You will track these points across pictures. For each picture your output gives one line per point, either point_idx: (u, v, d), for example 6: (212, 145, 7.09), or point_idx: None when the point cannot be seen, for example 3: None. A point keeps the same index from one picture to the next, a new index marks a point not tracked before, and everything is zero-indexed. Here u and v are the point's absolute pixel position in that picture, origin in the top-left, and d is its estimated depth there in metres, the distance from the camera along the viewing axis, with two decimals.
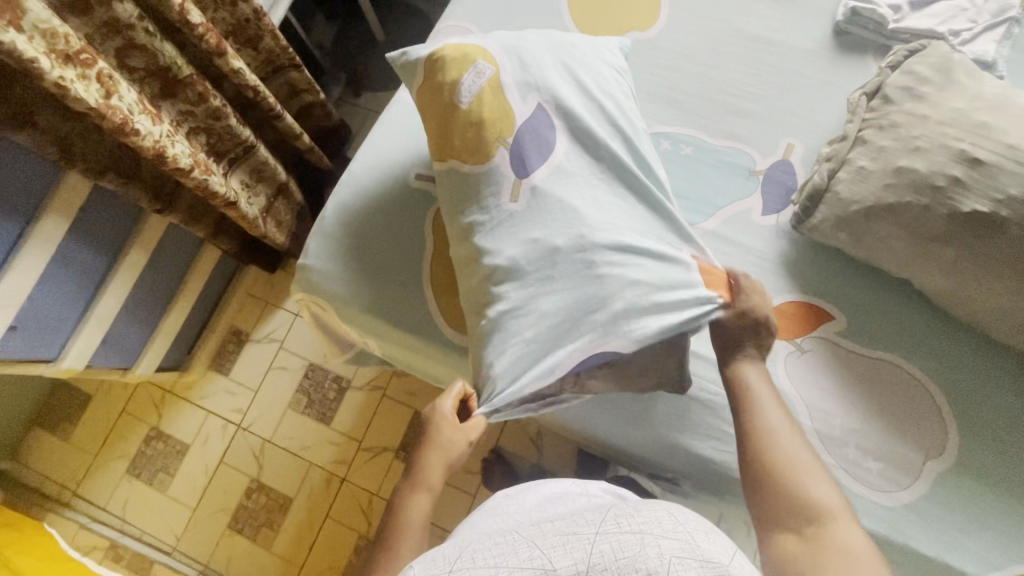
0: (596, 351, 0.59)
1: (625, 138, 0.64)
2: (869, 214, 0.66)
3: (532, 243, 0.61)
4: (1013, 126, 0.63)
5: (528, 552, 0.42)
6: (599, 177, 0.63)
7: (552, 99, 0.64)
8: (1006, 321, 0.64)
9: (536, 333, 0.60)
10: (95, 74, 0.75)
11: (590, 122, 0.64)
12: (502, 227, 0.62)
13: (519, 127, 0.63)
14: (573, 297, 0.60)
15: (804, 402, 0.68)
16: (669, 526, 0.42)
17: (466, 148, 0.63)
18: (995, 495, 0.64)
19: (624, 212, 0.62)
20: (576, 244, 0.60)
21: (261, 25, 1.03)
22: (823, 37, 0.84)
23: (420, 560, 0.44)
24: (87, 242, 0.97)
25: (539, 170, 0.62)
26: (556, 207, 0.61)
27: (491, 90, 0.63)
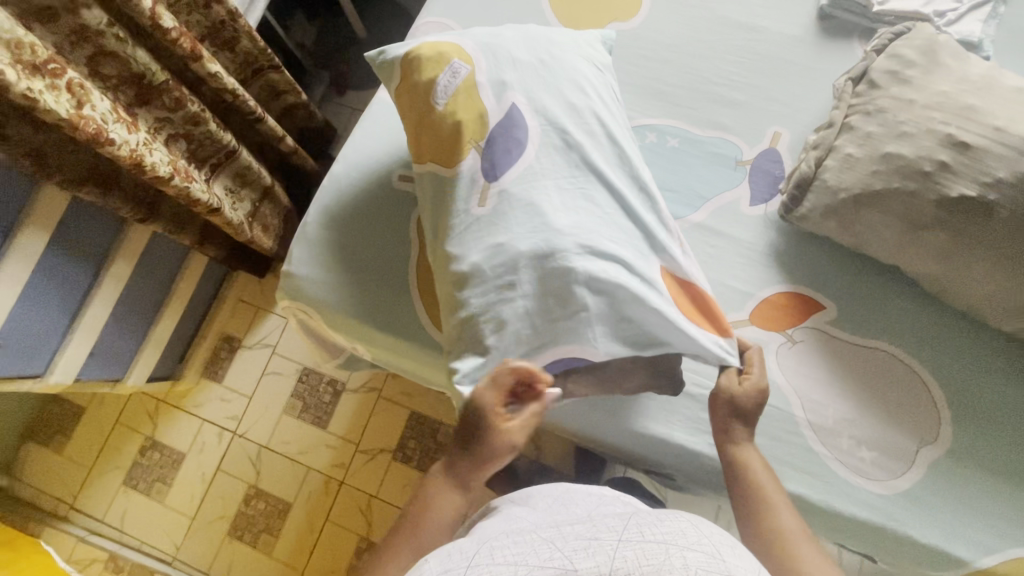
0: (563, 356, 0.60)
1: (595, 138, 0.63)
2: (857, 202, 0.66)
3: (497, 247, 0.59)
4: (1000, 108, 0.62)
5: (548, 553, 0.42)
6: (568, 177, 0.61)
7: (524, 98, 0.63)
8: (996, 306, 0.63)
9: (506, 342, 0.59)
10: (65, 84, 0.73)
11: (559, 121, 0.62)
12: (466, 231, 0.61)
13: (494, 127, 0.62)
14: (540, 304, 0.59)
15: (796, 392, 0.67)
16: (693, 538, 0.41)
17: (442, 151, 0.63)
18: (990, 480, 0.63)
19: (595, 215, 0.60)
20: (541, 248, 0.58)
21: (237, 27, 1.01)
22: (807, 22, 0.83)
23: (437, 553, 0.46)
24: (69, 254, 0.95)
25: (507, 173, 0.61)
26: (521, 211, 0.60)
27: (466, 90, 0.63)
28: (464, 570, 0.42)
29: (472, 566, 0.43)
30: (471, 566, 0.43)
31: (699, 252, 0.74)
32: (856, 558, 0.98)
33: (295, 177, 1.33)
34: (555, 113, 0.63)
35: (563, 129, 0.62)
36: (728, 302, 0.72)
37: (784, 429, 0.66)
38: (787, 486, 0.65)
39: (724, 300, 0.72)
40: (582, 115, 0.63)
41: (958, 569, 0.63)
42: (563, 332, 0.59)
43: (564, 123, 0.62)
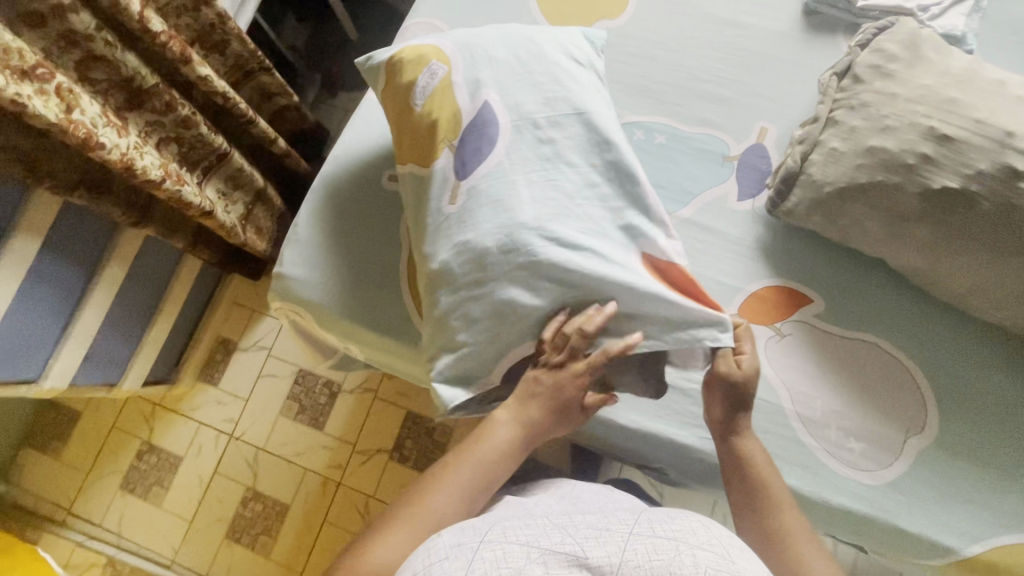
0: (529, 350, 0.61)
1: (565, 129, 0.62)
2: (842, 195, 0.66)
3: (467, 243, 0.60)
4: (980, 101, 0.63)
5: (560, 537, 0.43)
6: (537, 172, 0.61)
7: (497, 95, 0.64)
8: (980, 297, 0.64)
9: (474, 336, 0.61)
10: (54, 89, 0.73)
11: (528, 118, 0.63)
12: (439, 229, 0.63)
13: (467, 123, 0.64)
14: (505, 299, 0.59)
15: (783, 384, 0.68)
16: (704, 537, 0.42)
17: (418, 150, 0.67)
18: (977, 469, 0.64)
19: (564, 208, 0.60)
20: (507, 243, 0.59)
21: (227, 29, 1.01)
22: (793, 18, 0.83)
23: (451, 527, 0.46)
24: (62, 259, 0.95)
25: (476, 170, 0.62)
26: (488, 207, 0.60)
27: (442, 90, 0.66)
28: (477, 544, 0.42)
29: (484, 541, 0.43)
30: (484, 541, 0.43)
31: (688, 247, 0.74)
32: (850, 550, 0.99)
33: (288, 179, 1.33)
34: (527, 108, 0.63)
35: (534, 124, 0.63)
36: (717, 296, 0.72)
37: (772, 421, 0.67)
38: None
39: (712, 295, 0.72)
40: (553, 108, 0.63)
41: (946, 557, 0.63)
42: (531, 328, 0.61)
43: (535, 119, 0.63)
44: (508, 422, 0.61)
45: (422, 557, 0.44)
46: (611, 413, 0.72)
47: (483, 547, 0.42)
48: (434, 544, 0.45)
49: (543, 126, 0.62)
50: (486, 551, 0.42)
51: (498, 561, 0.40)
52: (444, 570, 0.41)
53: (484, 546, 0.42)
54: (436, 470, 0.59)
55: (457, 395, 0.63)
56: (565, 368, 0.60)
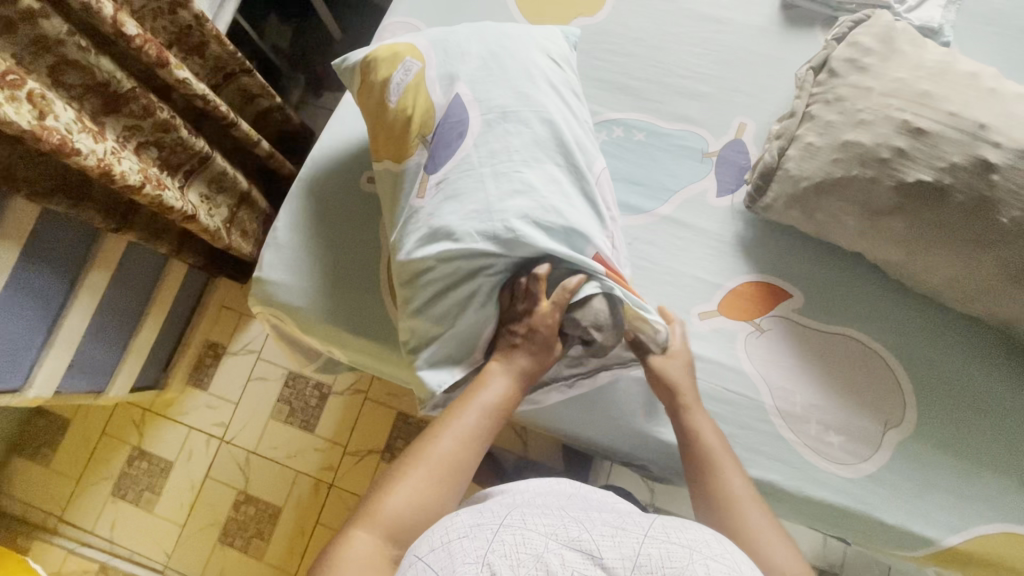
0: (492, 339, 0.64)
1: (532, 122, 0.62)
2: (818, 190, 0.66)
3: (433, 233, 0.60)
4: (953, 93, 0.63)
5: (578, 532, 0.42)
6: (506, 163, 0.61)
7: (468, 88, 0.64)
8: (956, 288, 0.64)
9: (443, 323, 0.63)
10: (25, 95, 0.73)
11: (499, 112, 0.63)
12: (408, 222, 0.63)
13: (439, 120, 0.64)
14: (471, 288, 0.61)
15: (763, 379, 0.68)
16: (718, 550, 0.42)
17: (392, 148, 0.66)
18: (955, 459, 0.65)
19: (531, 198, 0.60)
20: (472, 234, 0.59)
21: (205, 31, 1.00)
22: (771, 12, 0.83)
23: (469, 509, 0.47)
24: (42, 266, 0.94)
25: (445, 164, 0.62)
26: (456, 199, 0.60)
27: (416, 86, 0.66)
28: (497, 527, 0.43)
29: (504, 525, 0.43)
30: (504, 524, 0.43)
31: (668, 244, 0.74)
32: (838, 543, 0.99)
33: (273, 180, 1.31)
34: (498, 102, 0.63)
35: (502, 116, 0.63)
36: (697, 292, 0.72)
37: (752, 416, 0.67)
38: (756, 472, 0.66)
39: (693, 291, 0.72)
40: (520, 103, 0.63)
41: (925, 548, 0.64)
42: (495, 313, 0.63)
43: (506, 111, 0.63)
44: (503, 372, 0.60)
45: (441, 533, 0.45)
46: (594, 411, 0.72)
47: (502, 530, 0.43)
48: (454, 521, 0.46)
49: (510, 119, 0.62)
50: (506, 534, 0.42)
51: (517, 546, 0.41)
52: (463, 548, 0.42)
53: (504, 529, 0.43)
54: (442, 417, 0.58)
55: (444, 379, 0.63)
56: (535, 310, 0.59)
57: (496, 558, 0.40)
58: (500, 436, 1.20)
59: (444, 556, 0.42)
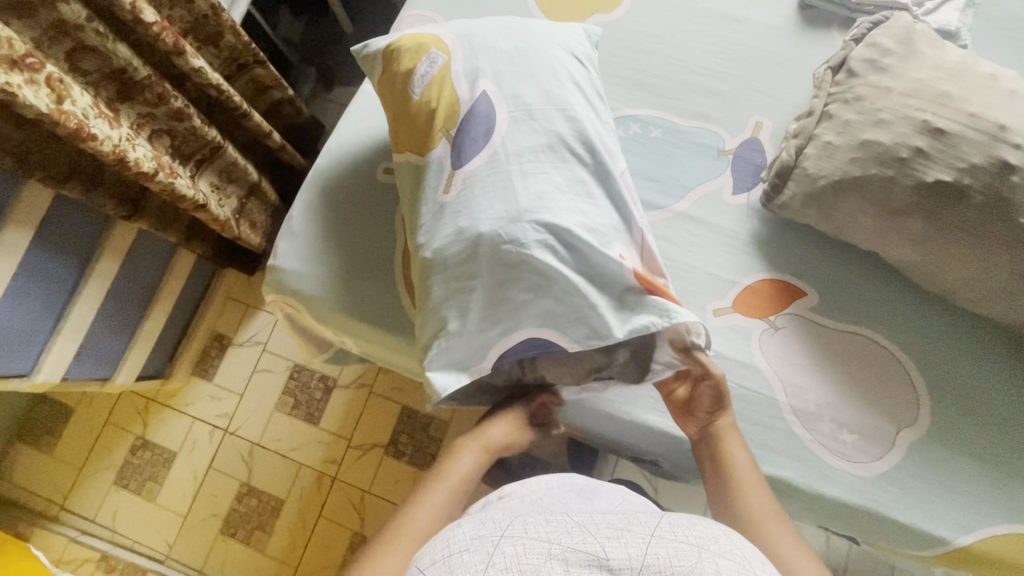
0: (514, 339, 0.62)
1: (558, 121, 0.63)
2: (836, 188, 0.66)
3: (460, 231, 0.60)
4: (974, 95, 0.63)
5: (581, 536, 0.43)
6: (533, 163, 0.61)
7: (494, 85, 0.65)
8: (973, 289, 0.64)
9: (467, 323, 0.62)
10: (45, 79, 0.73)
11: (526, 110, 0.63)
12: (433, 220, 0.63)
13: (463, 114, 0.64)
14: (498, 287, 0.60)
15: (778, 376, 0.68)
16: (726, 546, 0.42)
17: (415, 140, 0.66)
18: (969, 459, 0.65)
19: (560, 198, 0.60)
20: (500, 233, 0.59)
21: (221, 21, 1.00)
22: (788, 13, 0.84)
23: (471, 520, 0.47)
24: (54, 251, 0.94)
25: (471, 160, 0.62)
26: (483, 197, 0.60)
27: (440, 78, 0.66)
28: (498, 539, 0.43)
29: (505, 535, 0.43)
30: (505, 535, 0.43)
31: (683, 240, 0.75)
32: (842, 545, 0.99)
33: (282, 172, 1.32)
34: (525, 99, 0.63)
35: (528, 114, 0.63)
36: (712, 289, 0.72)
37: (765, 414, 0.67)
38: (769, 469, 0.66)
39: (707, 287, 0.73)
40: (548, 102, 0.63)
41: (937, 547, 0.64)
42: (523, 319, 0.61)
43: (532, 109, 0.63)
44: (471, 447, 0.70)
45: (443, 546, 0.45)
46: (607, 406, 0.72)
47: (503, 541, 0.43)
48: (455, 533, 0.46)
49: (537, 118, 0.63)
50: (507, 546, 0.42)
51: (518, 557, 0.41)
52: (463, 562, 0.42)
53: (504, 540, 0.43)
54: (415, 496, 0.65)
55: (450, 383, 0.62)
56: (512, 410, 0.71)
57: (497, 572, 0.40)
58: None
59: (445, 569, 0.42)
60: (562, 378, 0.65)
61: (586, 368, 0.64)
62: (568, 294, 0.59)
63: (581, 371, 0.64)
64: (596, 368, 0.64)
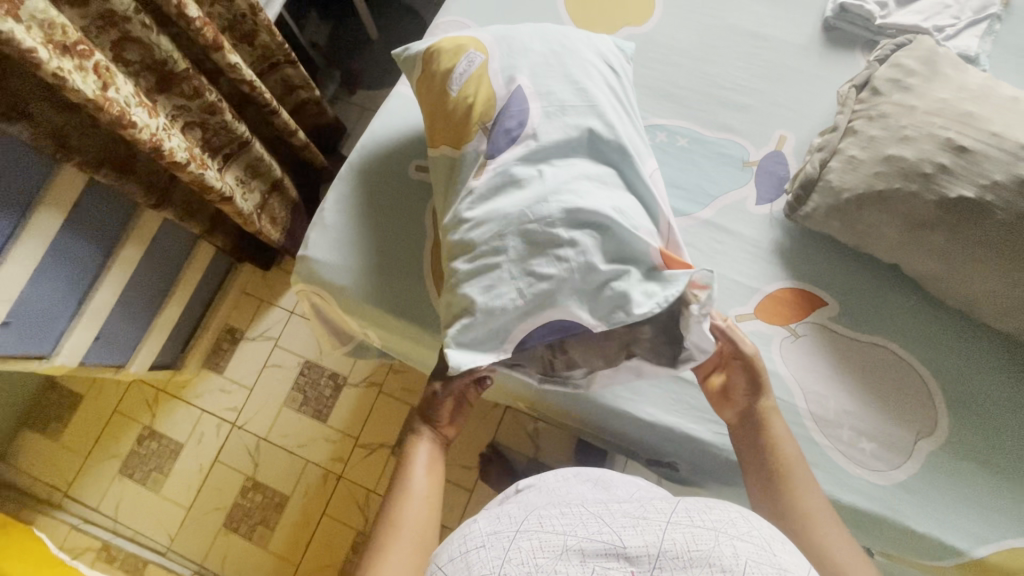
0: (550, 319, 0.61)
1: (589, 116, 0.65)
2: (860, 202, 0.68)
3: (489, 213, 0.62)
4: (997, 116, 0.65)
5: (597, 527, 0.43)
6: (564, 156, 0.64)
7: (529, 81, 0.67)
8: (991, 303, 0.66)
9: (491, 301, 0.60)
10: (92, 65, 0.73)
11: (561, 104, 0.65)
12: (462, 203, 0.65)
13: (499, 109, 0.66)
14: (526, 267, 0.60)
15: (798, 382, 0.69)
16: (743, 529, 0.41)
17: (451, 134, 0.68)
18: (986, 471, 0.66)
19: (590, 184, 0.62)
20: (527, 213, 0.60)
21: (258, 20, 1.03)
22: (813, 33, 0.86)
23: (487, 515, 0.48)
24: (83, 236, 0.95)
25: (504, 150, 0.64)
26: (513, 186, 0.62)
27: (478, 76, 0.68)
28: (513, 533, 0.43)
29: (520, 530, 0.44)
30: (520, 530, 0.44)
31: (707, 247, 0.76)
32: None
33: (304, 170, 1.34)
34: (558, 96, 0.66)
35: (561, 110, 0.65)
36: (734, 295, 0.74)
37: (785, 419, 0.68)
38: None
39: (730, 293, 0.74)
40: (580, 97, 0.65)
41: (956, 559, 0.64)
42: (546, 299, 0.60)
43: (565, 106, 0.65)
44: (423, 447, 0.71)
45: (459, 543, 0.45)
46: (628, 406, 0.73)
47: (519, 536, 0.43)
48: (471, 529, 0.46)
49: (570, 113, 0.65)
50: (522, 540, 0.42)
51: (534, 551, 0.41)
52: (480, 558, 0.42)
53: (520, 535, 0.43)
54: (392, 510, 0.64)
55: (466, 361, 0.59)
56: None
57: (513, 566, 0.41)
58: (512, 436, 1.21)
59: (462, 566, 0.43)
60: (590, 363, 0.65)
61: (617, 346, 0.64)
62: (596, 273, 0.60)
63: (611, 354, 0.64)
64: (625, 343, 0.64)
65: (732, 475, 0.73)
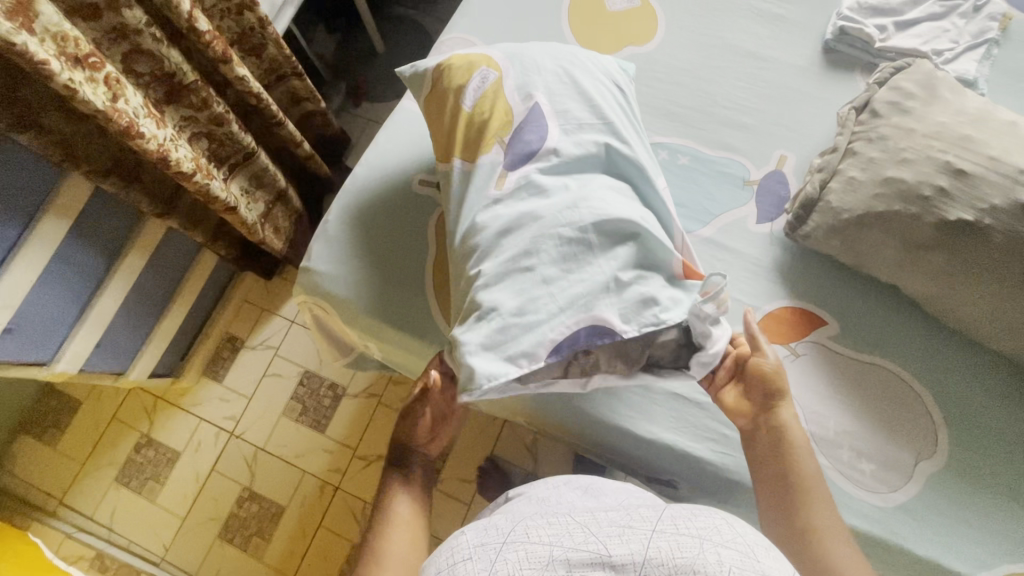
0: (582, 323, 0.59)
1: (606, 133, 0.66)
2: (860, 222, 0.69)
3: (516, 223, 0.62)
4: (995, 140, 0.66)
5: (583, 536, 0.42)
6: (588, 169, 0.65)
7: (546, 98, 0.68)
8: (991, 325, 0.66)
9: (521, 303, 0.59)
10: (103, 78, 0.74)
11: (581, 120, 0.67)
12: (482, 212, 0.64)
13: (517, 123, 0.67)
14: (558, 272, 0.61)
15: (800, 402, 0.69)
16: (728, 535, 0.41)
17: (467, 146, 0.68)
18: (988, 494, 0.65)
19: (617, 194, 0.64)
20: (559, 220, 0.61)
21: (266, 34, 1.04)
22: (813, 54, 0.88)
23: (475, 526, 0.47)
24: (88, 243, 0.96)
25: (524, 165, 0.65)
26: (535, 198, 0.63)
27: (492, 92, 0.69)
28: (500, 545, 0.43)
29: (507, 542, 0.43)
30: (507, 542, 0.43)
31: (708, 264, 0.77)
32: None
33: (308, 181, 1.35)
34: (575, 113, 0.67)
35: (578, 128, 0.66)
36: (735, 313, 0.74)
37: None
38: None
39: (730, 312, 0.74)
40: (602, 112, 0.67)
41: None
42: (578, 302, 0.59)
43: (582, 123, 0.66)
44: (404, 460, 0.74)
45: (448, 555, 0.45)
46: (627, 422, 0.73)
47: (506, 548, 0.43)
48: (459, 542, 0.46)
49: (587, 129, 0.66)
50: (509, 552, 0.42)
51: (521, 563, 0.41)
52: (467, 571, 0.42)
53: (506, 547, 0.43)
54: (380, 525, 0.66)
55: (494, 374, 0.57)
56: None
57: None
58: (510, 450, 1.21)
59: None
60: (613, 365, 0.62)
61: (640, 347, 0.62)
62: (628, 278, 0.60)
63: (633, 356, 0.62)
64: (647, 344, 0.62)
65: (733, 495, 0.72)
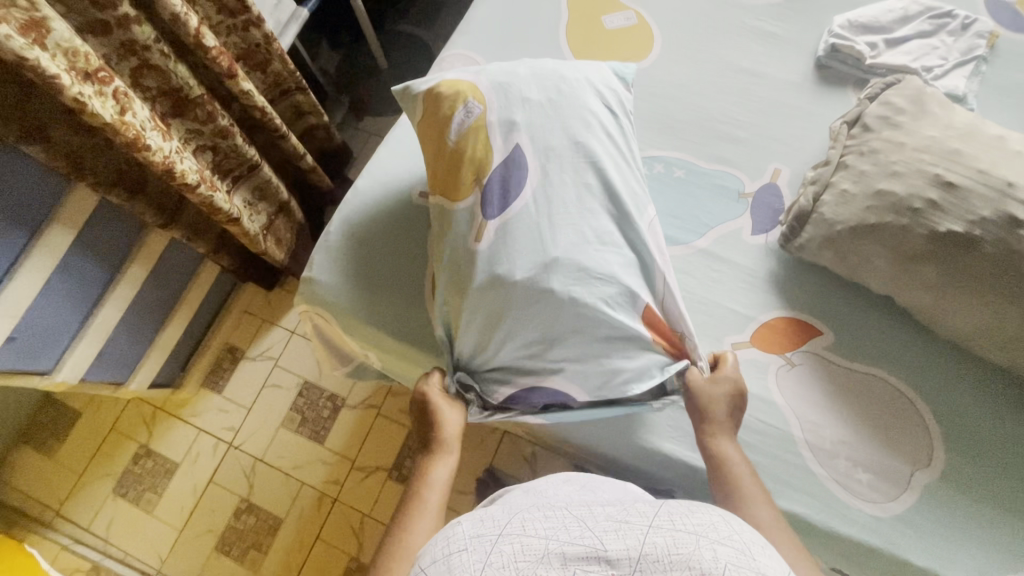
0: (548, 384, 0.66)
1: (585, 182, 0.67)
2: (853, 234, 0.70)
3: (495, 277, 0.64)
4: (983, 153, 0.67)
5: (579, 531, 0.43)
6: (570, 211, 0.65)
7: (528, 138, 0.69)
8: (983, 336, 0.67)
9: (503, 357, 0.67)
10: (111, 91, 0.76)
11: (562, 162, 0.67)
12: (464, 265, 0.66)
13: (496, 166, 0.68)
14: (533, 335, 0.64)
15: (794, 413, 0.70)
16: (724, 533, 0.42)
17: (449, 183, 0.69)
18: (985, 505, 0.65)
19: (594, 249, 0.65)
20: (534, 282, 0.63)
21: (271, 50, 1.06)
22: (806, 71, 0.90)
23: (470, 516, 0.47)
24: (92, 253, 0.97)
25: (503, 212, 0.66)
26: (516, 245, 0.64)
27: (476, 128, 0.69)
28: (496, 537, 0.43)
29: (503, 534, 0.43)
30: (503, 534, 0.43)
31: (703, 276, 0.78)
32: None
33: (309, 193, 1.36)
34: (557, 151, 0.68)
35: (561, 167, 0.67)
36: (731, 324, 0.75)
37: (779, 447, 0.69)
38: (784, 503, 0.67)
39: (727, 322, 0.75)
40: (582, 155, 0.68)
41: None
42: (547, 365, 0.65)
43: (564, 162, 0.67)
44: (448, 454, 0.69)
45: (443, 544, 0.44)
46: (624, 432, 0.73)
47: (501, 540, 0.43)
48: (454, 531, 0.45)
49: (568, 169, 0.67)
50: (505, 545, 0.42)
51: (516, 555, 0.41)
52: (462, 562, 0.42)
53: (502, 539, 0.43)
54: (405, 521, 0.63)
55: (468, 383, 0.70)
56: None
57: (495, 571, 0.40)
58: (508, 461, 1.21)
59: (444, 569, 0.42)
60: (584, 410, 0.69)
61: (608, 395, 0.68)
62: (603, 331, 0.64)
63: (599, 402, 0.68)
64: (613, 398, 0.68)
65: None
